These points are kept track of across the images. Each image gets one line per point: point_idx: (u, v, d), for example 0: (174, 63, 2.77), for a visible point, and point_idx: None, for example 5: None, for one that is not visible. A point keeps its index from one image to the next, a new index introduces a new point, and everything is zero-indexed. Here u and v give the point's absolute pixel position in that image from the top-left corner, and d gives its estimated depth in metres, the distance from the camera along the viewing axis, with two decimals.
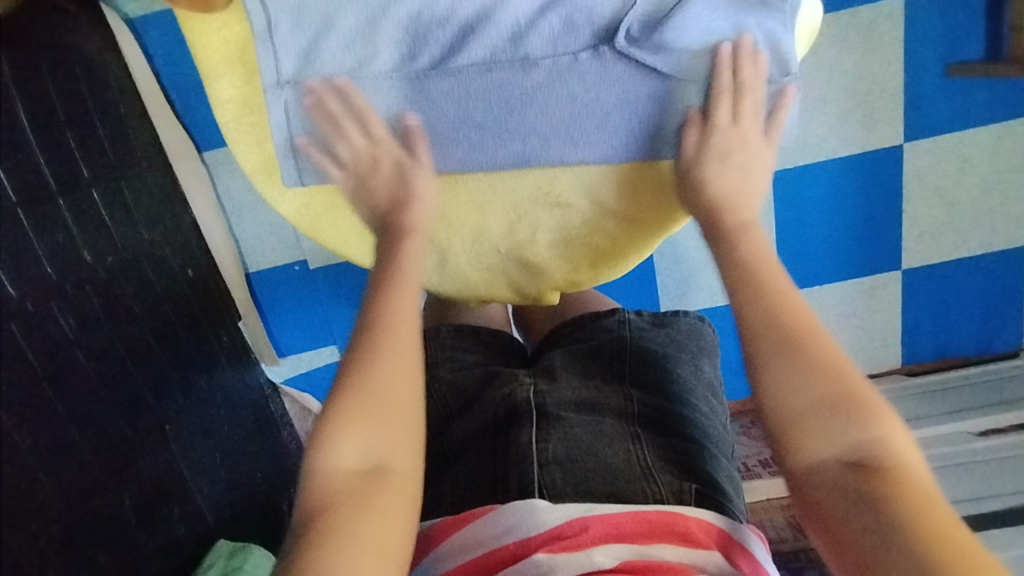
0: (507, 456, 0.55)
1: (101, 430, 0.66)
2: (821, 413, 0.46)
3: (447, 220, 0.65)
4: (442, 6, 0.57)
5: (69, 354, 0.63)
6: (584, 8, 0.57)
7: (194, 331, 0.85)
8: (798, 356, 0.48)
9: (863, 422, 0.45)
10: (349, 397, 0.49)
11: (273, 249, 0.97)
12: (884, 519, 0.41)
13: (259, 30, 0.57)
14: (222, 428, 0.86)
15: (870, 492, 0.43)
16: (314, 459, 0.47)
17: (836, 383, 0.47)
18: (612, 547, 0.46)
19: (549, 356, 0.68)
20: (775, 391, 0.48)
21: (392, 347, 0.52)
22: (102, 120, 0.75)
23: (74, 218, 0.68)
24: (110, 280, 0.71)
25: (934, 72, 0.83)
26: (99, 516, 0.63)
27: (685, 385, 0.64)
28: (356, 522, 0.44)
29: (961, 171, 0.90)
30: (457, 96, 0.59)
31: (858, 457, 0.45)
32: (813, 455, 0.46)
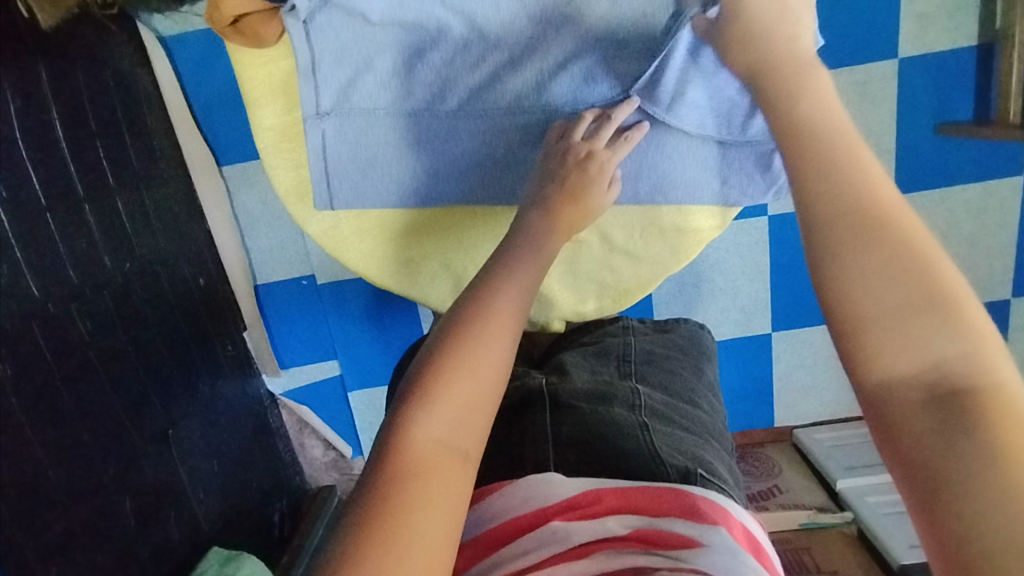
0: (523, 437, 0.59)
1: (108, 432, 0.67)
2: (901, 323, 0.35)
3: (462, 248, 0.70)
4: (472, 52, 0.60)
5: (84, 354, 0.65)
6: (605, 63, 0.59)
7: (200, 339, 0.86)
8: (884, 253, 0.36)
9: (952, 334, 0.34)
10: (452, 367, 0.46)
11: (282, 262, 1.00)
12: (983, 459, 0.30)
13: (303, 66, 0.58)
14: (221, 436, 0.87)
15: (970, 433, 0.31)
16: (410, 420, 0.45)
17: (926, 282, 0.35)
18: (625, 517, 0.47)
19: (560, 355, 0.71)
20: (843, 280, 0.37)
21: (500, 326, 0.49)
22: (129, 130, 0.78)
23: (97, 224, 0.70)
24: (126, 285, 0.73)
25: (925, 130, 0.88)
26: (99, 516, 0.64)
27: (689, 383, 0.68)
28: (433, 497, 0.42)
29: (949, 225, 0.94)
30: (482, 133, 0.62)
31: (934, 370, 0.34)
32: (885, 370, 0.35)
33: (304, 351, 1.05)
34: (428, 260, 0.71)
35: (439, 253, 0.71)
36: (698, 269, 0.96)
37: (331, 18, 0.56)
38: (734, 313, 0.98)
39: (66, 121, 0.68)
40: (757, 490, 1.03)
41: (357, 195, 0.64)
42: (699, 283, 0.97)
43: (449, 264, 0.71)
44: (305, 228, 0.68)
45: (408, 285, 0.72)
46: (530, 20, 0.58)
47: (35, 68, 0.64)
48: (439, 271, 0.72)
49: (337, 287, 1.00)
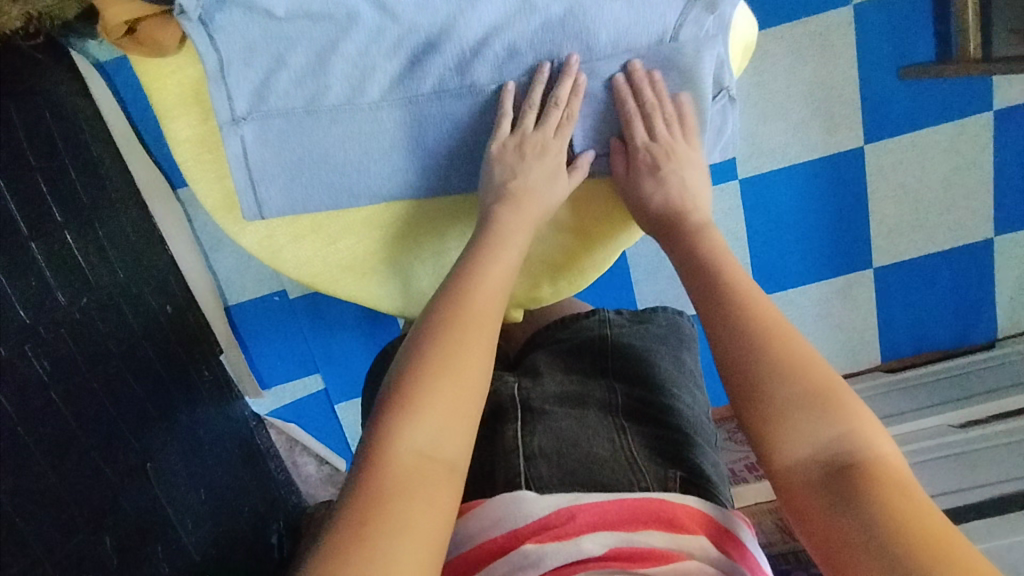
0: (494, 450, 0.59)
1: (80, 471, 0.65)
2: (790, 404, 0.46)
3: (403, 243, 0.69)
4: (389, 38, 0.57)
5: (45, 395, 0.63)
6: (524, 33, 0.58)
7: (173, 367, 0.85)
8: (776, 365, 0.48)
9: (832, 417, 0.45)
10: (423, 386, 0.47)
11: (253, 281, 0.98)
12: (863, 515, 0.41)
13: (211, 71, 0.56)
14: (206, 463, 0.86)
15: (846, 488, 0.42)
16: (384, 442, 0.45)
17: (807, 381, 0.46)
18: (601, 535, 0.48)
19: (532, 357, 0.72)
20: (748, 378, 0.48)
21: (471, 345, 0.50)
22: (73, 161, 0.76)
23: (46, 260, 0.68)
24: (85, 320, 0.71)
25: (888, 75, 0.86)
26: (79, 560, 0.62)
27: (669, 375, 0.69)
28: (408, 520, 0.42)
29: (922, 169, 0.92)
30: (409, 124, 0.61)
31: (838, 457, 0.43)
32: (789, 452, 0.45)
33: (285, 368, 1.04)
34: (371, 261, 0.70)
35: (381, 251, 0.69)
36: None
37: (233, 17, 0.54)
38: None
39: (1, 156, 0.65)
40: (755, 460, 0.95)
41: (287, 201, 0.63)
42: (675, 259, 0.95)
43: (394, 264, 0.70)
44: (239, 241, 0.67)
45: (356, 289, 0.71)
46: None
47: None
48: (384, 271, 0.70)
49: (310, 300, 0.98)
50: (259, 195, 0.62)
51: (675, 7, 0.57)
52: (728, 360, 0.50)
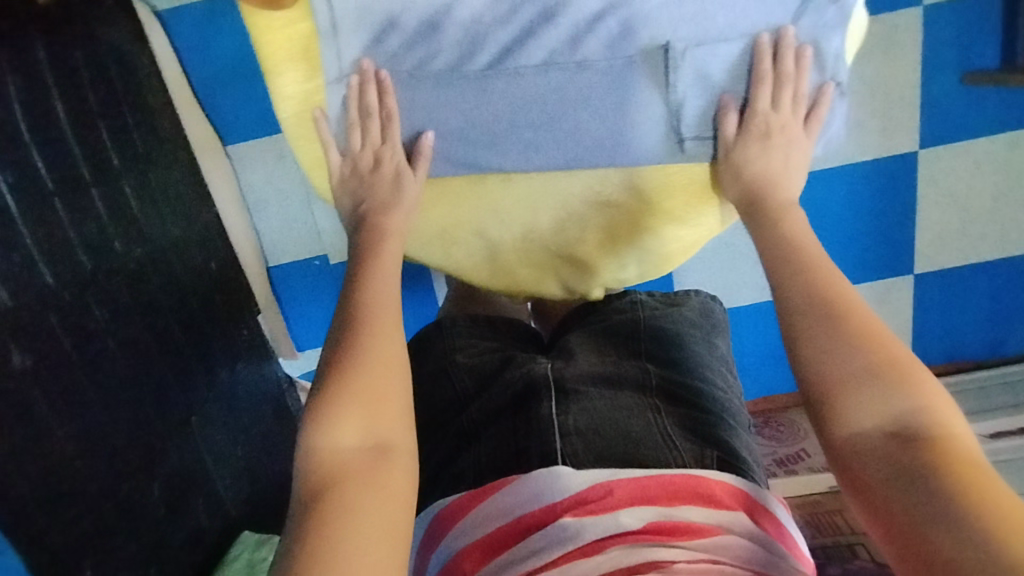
0: (527, 426, 0.59)
1: (132, 420, 0.66)
2: (856, 377, 0.45)
3: (495, 215, 0.68)
4: (503, 6, 0.58)
5: (102, 341, 0.64)
6: (642, 12, 0.57)
7: (215, 323, 0.85)
8: (844, 334, 0.47)
9: (900, 391, 0.43)
10: (342, 380, 0.49)
11: (295, 243, 0.97)
12: (927, 488, 0.39)
13: (323, 27, 0.59)
14: (242, 420, 0.86)
15: (912, 461, 0.40)
16: (316, 443, 0.46)
17: (879, 351, 0.46)
18: (639, 509, 0.49)
19: (566, 338, 0.71)
20: (811, 347, 0.48)
21: (382, 337, 0.53)
22: (131, 110, 0.75)
23: (106, 208, 0.68)
24: (138, 270, 0.71)
25: (951, 79, 0.85)
26: (127, 506, 0.63)
27: (702, 359, 0.68)
28: (362, 497, 0.43)
29: (974, 178, 0.91)
30: (511, 94, 0.61)
31: (906, 434, 0.42)
32: (854, 424, 0.44)
33: (319, 333, 1.04)
34: (462, 229, 0.69)
35: (471, 221, 0.69)
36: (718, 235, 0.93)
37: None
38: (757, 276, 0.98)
39: (66, 99, 0.65)
40: (784, 455, 0.98)
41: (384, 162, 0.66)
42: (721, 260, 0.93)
43: (485, 234, 0.70)
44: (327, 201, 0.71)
45: (443, 255, 0.72)
46: None
47: (32, 45, 0.61)
48: (472, 240, 0.70)
49: None
50: (365, 160, 0.65)
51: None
52: (796, 327, 0.50)
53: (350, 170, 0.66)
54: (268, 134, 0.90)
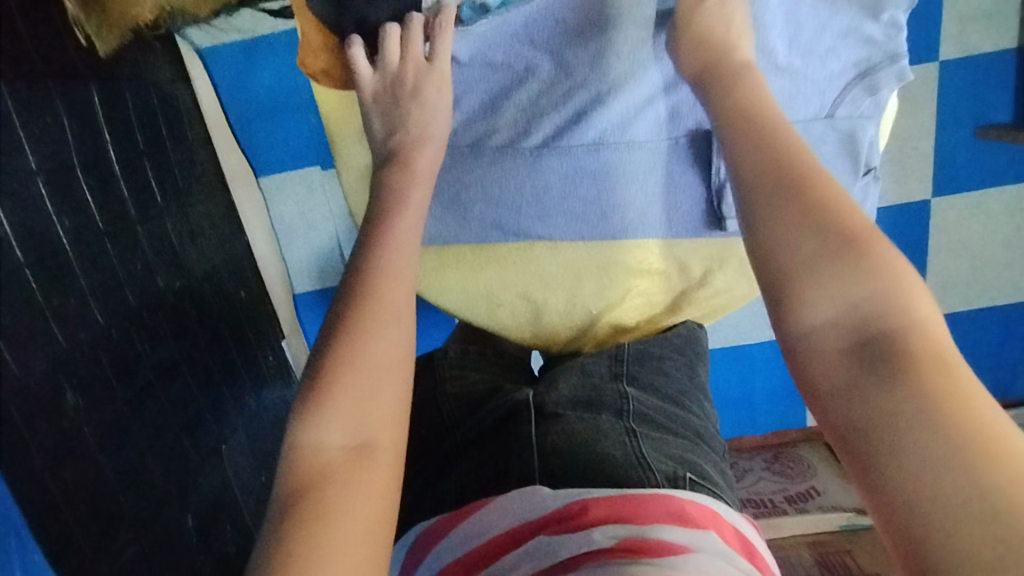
0: (509, 450, 0.60)
1: (169, 451, 0.68)
2: (816, 259, 0.39)
3: (541, 279, 0.73)
4: (558, 88, 0.65)
5: (145, 376, 0.66)
6: (686, 100, 0.64)
7: (244, 351, 0.87)
8: (810, 207, 0.41)
9: (867, 274, 0.38)
10: (337, 368, 0.44)
11: (320, 271, 0.99)
12: (903, 387, 0.33)
13: None
14: (266, 447, 0.88)
15: (894, 362, 0.34)
16: (300, 438, 0.42)
17: (844, 225, 0.40)
18: (611, 528, 0.47)
19: (551, 370, 0.72)
20: (772, 221, 0.42)
21: (385, 322, 0.47)
22: (173, 146, 0.77)
23: (149, 243, 0.70)
24: (177, 302, 0.74)
25: (965, 133, 0.88)
26: (164, 536, 0.65)
27: (681, 385, 0.69)
28: (342, 498, 0.40)
29: (985, 226, 0.94)
30: (561, 170, 0.67)
31: (870, 332, 0.36)
32: (814, 316, 0.38)
33: None
34: (508, 292, 0.75)
35: (518, 286, 0.74)
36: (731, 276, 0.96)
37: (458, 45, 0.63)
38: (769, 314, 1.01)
39: (117, 142, 0.67)
40: (795, 493, 1.00)
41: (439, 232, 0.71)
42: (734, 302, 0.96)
43: (529, 296, 0.75)
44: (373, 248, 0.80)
45: (488, 316, 0.77)
46: (617, 55, 0.63)
47: (88, 92, 0.63)
48: (517, 303, 0.75)
49: None
50: (406, 83, 0.60)
51: (839, 84, 0.64)
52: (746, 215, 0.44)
53: (385, 91, 0.61)
54: (300, 165, 0.92)
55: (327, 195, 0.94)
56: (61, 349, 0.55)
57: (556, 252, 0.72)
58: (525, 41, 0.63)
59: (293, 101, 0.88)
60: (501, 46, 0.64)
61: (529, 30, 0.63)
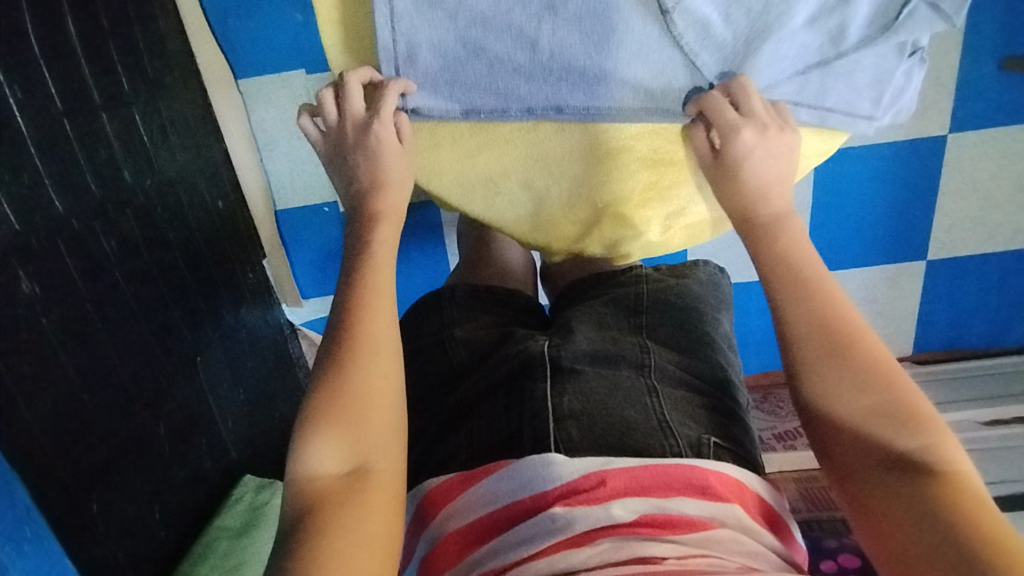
0: (521, 408, 0.61)
1: (139, 357, 0.64)
2: (856, 418, 0.45)
3: (545, 168, 0.69)
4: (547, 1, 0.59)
5: (111, 276, 0.61)
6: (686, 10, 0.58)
7: (222, 265, 0.83)
8: (837, 351, 0.47)
9: (912, 429, 0.43)
10: (326, 400, 0.48)
11: (305, 188, 0.93)
12: (940, 526, 0.39)
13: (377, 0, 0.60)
14: (245, 365, 0.85)
15: (929, 495, 0.41)
16: (298, 469, 0.46)
17: (887, 387, 0.45)
18: (630, 501, 0.51)
19: (567, 314, 0.73)
20: (816, 380, 0.47)
21: (370, 348, 0.50)
22: (143, 33, 0.71)
23: (115, 135, 0.65)
24: (147, 203, 0.69)
25: (989, 64, 0.83)
26: (132, 444, 0.62)
27: (704, 335, 0.69)
28: (342, 521, 0.43)
29: (999, 166, 0.90)
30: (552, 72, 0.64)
31: (911, 464, 0.42)
32: (853, 453, 0.45)
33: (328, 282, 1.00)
34: (508, 179, 0.70)
35: (520, 173, 0.69)
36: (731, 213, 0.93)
37: (422, 100, 0.64)
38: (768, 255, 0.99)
39: (77, 16, 0.60)
40: (784, 430, 0.98)
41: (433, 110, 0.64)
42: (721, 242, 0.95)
43: (530, 185, 0.70)
44: None
45: (487, 208, 0.72)
46: None
47: None
48: (518, 192, 0.71)
49: None
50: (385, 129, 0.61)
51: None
52: (797, 357, 0.48)
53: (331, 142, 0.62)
54: (281, 70, 0.85)
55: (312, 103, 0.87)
56: (13, 231, 0.51)
57: (570, 154, 0.68)
58: (510, 82, 0.63)
59: None
60: (481, 88, 0.63)
61: (506, 56, 0.61)
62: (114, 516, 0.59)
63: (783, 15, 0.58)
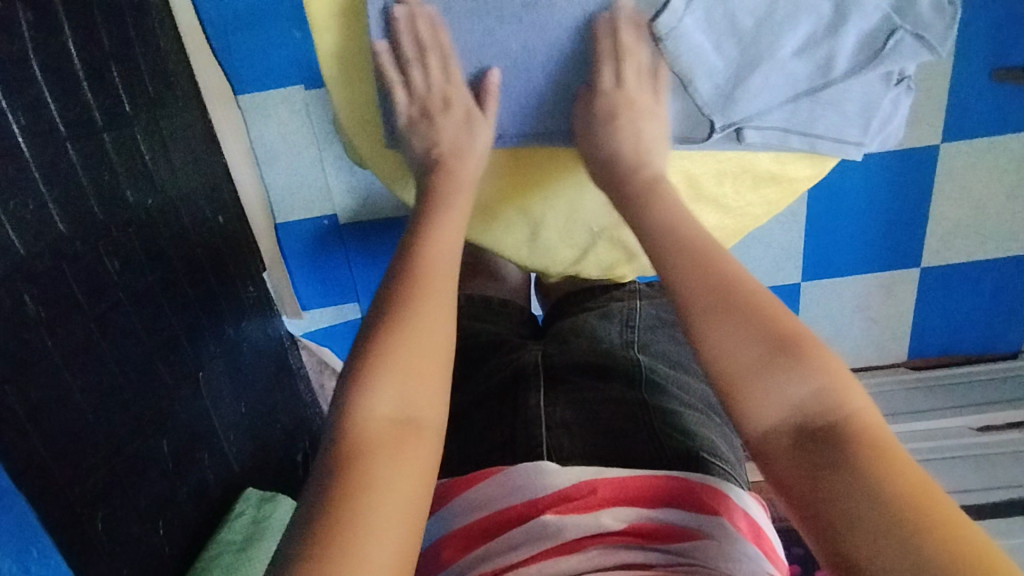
0: (515, 416, 0.62)
1: (143, 374, 0.65)
2: (761, 365, 0.43)
3: (542, 194, 0.71)
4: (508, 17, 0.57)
5: (114, 295, 0.62)
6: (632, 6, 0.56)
7: (224, 279, 0.84)
8: (746, 310, 0.46)
9: (805, 374, 0.42)
10: (388, 341, 0.47)
11: (304, 201, 0.94)
12: (856, 481, 0.37)
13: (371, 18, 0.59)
14: (247, 378, 0.86)
15: (846, 454, 0.38)
16: (349, 408, 0.44)
17: (784, 333, 0.44)
18: (619, 510, 0.52)
19: (561, 324, 0.76)
20: (714, 333, 0.45)
21: (435, 306, 0.50)
22: (143, 51, 0.71)
23: (117, 155, 0.65)
24: (149, 221, 0.69)
25: (980, 75, 0.84)
26: (137, 460, 0.63)
27: (689, 353, 0.73)
28: (390, 469, 0.42)
29: (990, 176, 0.91)
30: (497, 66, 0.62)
31: (819, 420, 0.40)
32: (762, 417, 0.42)
33: (326, 294, 1.01)
34: (505, 205, 0.72)
35: (517, 198, 0.71)
36: None
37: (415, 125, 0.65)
38: (765, 264, 1.00)
39: (78, 39, 0.61)
40: None
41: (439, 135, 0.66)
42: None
43: (527, 211, 0.72)
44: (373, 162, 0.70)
45: (484, 233, 0.73)
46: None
47: None
48: (515, 219, 0.72)
49: (360, 228, 0.96)
50: (433, 101, 0.62)
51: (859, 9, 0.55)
52: (693, 319, 0.47)
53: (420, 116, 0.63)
54: (280, 85, 0.85)
55: (311, 117, 0.88)
56: (18, 255, 0.51)
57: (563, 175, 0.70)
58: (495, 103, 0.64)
59: (272, 11, 0.80)
60: None
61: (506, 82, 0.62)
62: (119, 533, 0.60)
63: (771, 47, 0.56)
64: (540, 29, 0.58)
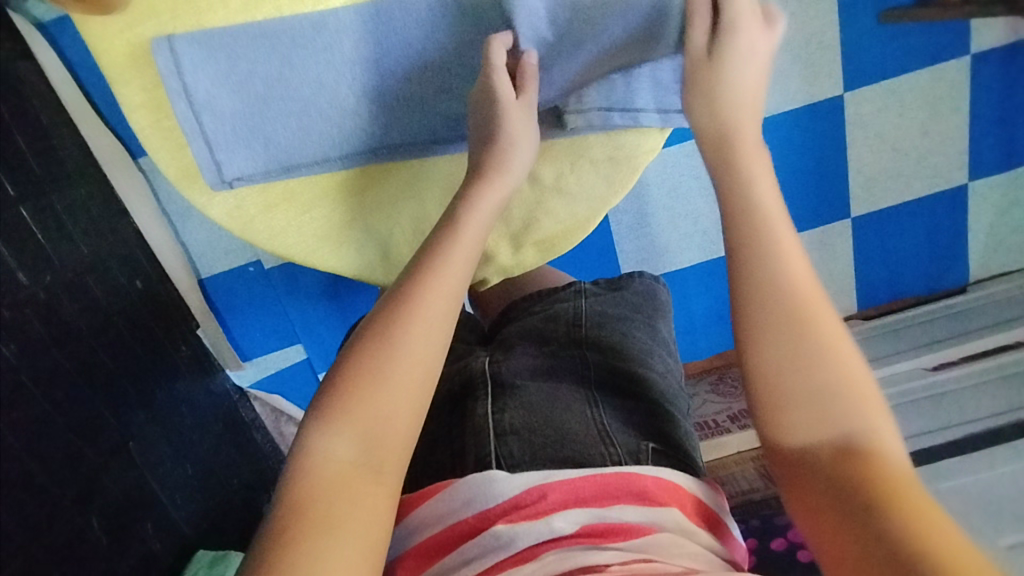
0: (464, 431, 0.59)
1: (60, 454, 0.64)
2: (796, 372, 0.44)
3: (386, 212, 0.73)
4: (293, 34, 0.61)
5: (16, 381, 0.61)
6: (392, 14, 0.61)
7: (149, 343, 0.83)
8: (793, 317, 0.45)
9: (843, 389, 0.43)
10: (357, 380, 0.46)
11: (224, 253, 0.94)
12: (876, 520, 0.37)
13: (172, 87, 0.60)
14: (191, 438, 0.85)
15: (864, 489, 0.39)
16: (310, 450, 0.44)
17: (822, 348, 0.44)
18: (572, 513, 0.50)
19: (506, 331, 0.73)
20: (752, 328, 0.46)
21: (417, 326, 0.48)
22: (20, 130, 0.70)
23: (4, 239, 0.64)
24: (51, 299, 0.68)
25: (869, 19, 0.83)
26: (63, 544, 0.61)
27: (643, 345, 0.70)
28: (342, 516, 0.41)
29: (899, 117, 0.91)
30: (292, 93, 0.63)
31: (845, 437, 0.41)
32: (793, 425, 0.43)
33: (267, 340, 1.01)
34: (346, 227, 0.72)
35: (362, 219, 0.72)
36: (651, 205, 0.94)
37: (237, 169, 0.66)
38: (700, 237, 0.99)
39: None
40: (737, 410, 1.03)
41: (251, 166, 0.66)
42: (641, 233, 0.96)
43: (371, 228, 0.73)
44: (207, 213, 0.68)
45: (333, 258, 0.73)
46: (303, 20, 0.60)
47: None
48: (363, 238, 0.73)
49: (287, 271, 0.96)
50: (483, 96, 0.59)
51: None
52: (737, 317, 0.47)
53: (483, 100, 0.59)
54: None
55: None
56: None
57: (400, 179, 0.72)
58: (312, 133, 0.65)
59: None
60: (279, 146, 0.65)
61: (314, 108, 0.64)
62: None
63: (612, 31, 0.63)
64: (336, 41, 0.62)
